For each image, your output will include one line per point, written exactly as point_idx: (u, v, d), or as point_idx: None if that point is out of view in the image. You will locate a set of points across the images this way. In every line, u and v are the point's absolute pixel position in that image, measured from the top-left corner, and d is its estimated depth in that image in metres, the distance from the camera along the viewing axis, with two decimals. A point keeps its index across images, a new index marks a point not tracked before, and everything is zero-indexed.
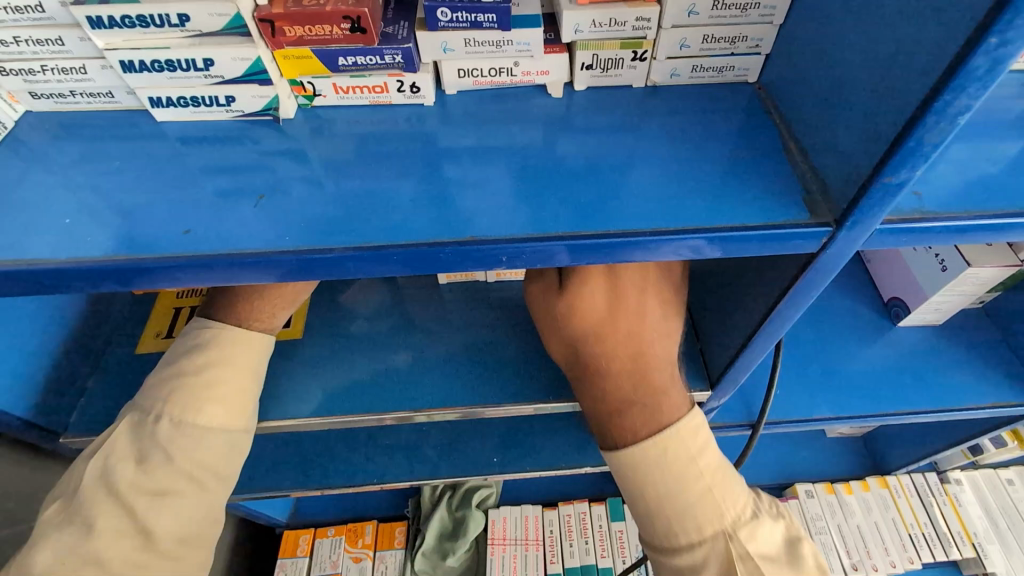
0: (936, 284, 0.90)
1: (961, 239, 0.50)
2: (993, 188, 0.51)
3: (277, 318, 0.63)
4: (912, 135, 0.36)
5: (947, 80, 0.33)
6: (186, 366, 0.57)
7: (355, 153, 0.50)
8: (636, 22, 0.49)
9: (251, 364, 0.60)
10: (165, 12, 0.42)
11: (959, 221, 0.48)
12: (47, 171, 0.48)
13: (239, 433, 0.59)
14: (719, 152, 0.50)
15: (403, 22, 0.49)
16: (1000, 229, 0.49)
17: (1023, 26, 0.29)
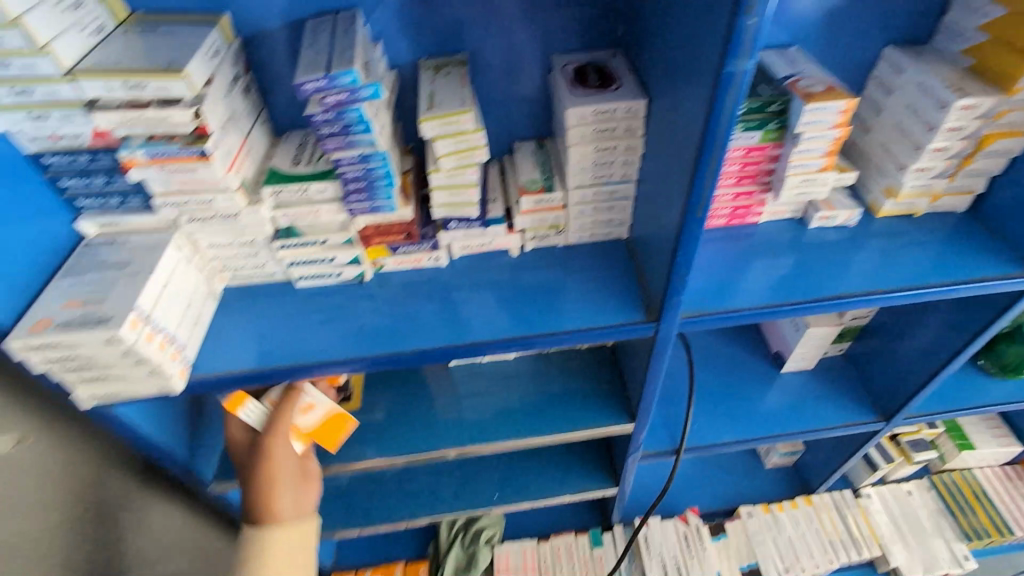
0: (796, 339, 1.30)
1: (740, 321, 0.90)
2: (756, 291, 0.91)
3: (301, 420, 0.92)
4: (671, 285, 0.77)
5: (672, 265, 0.75)
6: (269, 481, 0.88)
7: (405, 295, 0.91)
8: (555, 218, 0.91)
9: (302, 460, 0.92)
10: (318, 238, 0.84)
11: (733, 311, 0.89)
12: (240, 317, 0.87)
13: (309, 507, 0.92)
14: (604, 283, 0.91)
15: (430, 225, 0.90)
16: (761, 316, 0.89)
17: (687, 252, 0.72)
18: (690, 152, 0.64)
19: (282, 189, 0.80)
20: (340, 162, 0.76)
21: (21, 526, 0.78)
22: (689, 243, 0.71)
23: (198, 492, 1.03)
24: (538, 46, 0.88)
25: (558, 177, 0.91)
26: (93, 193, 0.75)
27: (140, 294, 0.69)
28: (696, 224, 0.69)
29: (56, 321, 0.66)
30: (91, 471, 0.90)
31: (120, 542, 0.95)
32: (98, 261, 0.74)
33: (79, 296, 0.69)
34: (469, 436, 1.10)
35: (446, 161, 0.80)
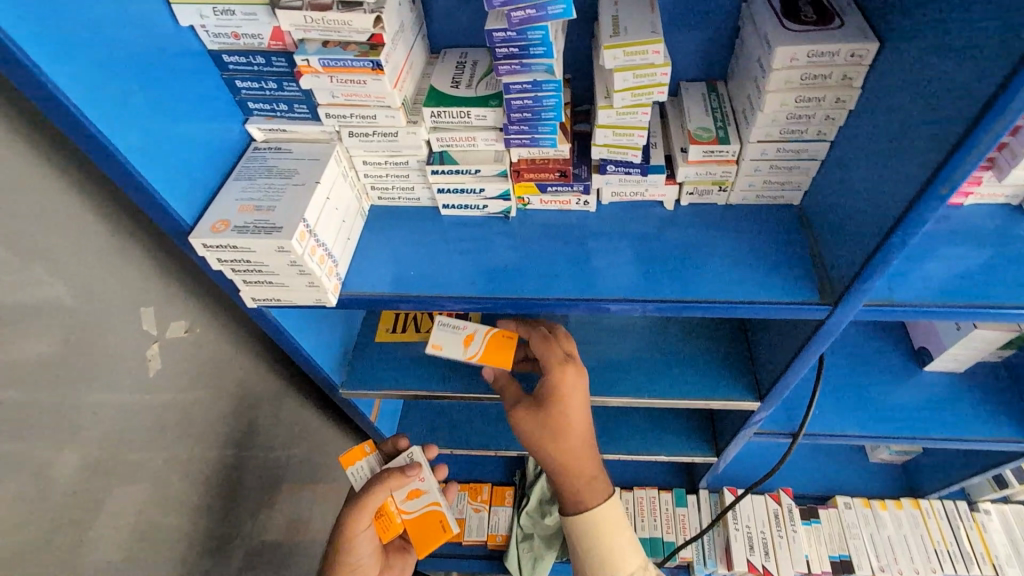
0: (952, 338, 1.14)
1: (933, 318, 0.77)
2: (947, 285, 0.77)
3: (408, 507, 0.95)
4: (868, 270, 0.67)
5: (880, 247, 0.64)
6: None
7: (550, 236, 0.88)
8: (723, 172, 0.82)
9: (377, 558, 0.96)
10: (470, 167, 0.80)
11: (924, 307, 0.75)
12: (384, 238, 0.88)
13: None
14: (770, 254, 0.82)
15: (584, 165, 0.85)
16: (963, 314, 0.75)
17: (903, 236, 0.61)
18: (957, 115, 0.52)
19: (444, 112, 0.76)
20: (510, 88, 0.70)
21: (180, 402, 0.87)
22: (913, 226, 0.60)
23: (324, 390, 1.11)
24: None
25: (733, 127, 0.81)
26: (263, 96, 0.75)
27: (307, 205, 0.69)
28: (933, 205, 0.57)
29: (232, 225, 0.67)
30: (241, 362, 0.98)
31: (255, 427, 1.05)
32: (266, 167, 0.75)
33: (251, 202, 0.70)
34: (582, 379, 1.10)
35: (621, 98, 0.72)
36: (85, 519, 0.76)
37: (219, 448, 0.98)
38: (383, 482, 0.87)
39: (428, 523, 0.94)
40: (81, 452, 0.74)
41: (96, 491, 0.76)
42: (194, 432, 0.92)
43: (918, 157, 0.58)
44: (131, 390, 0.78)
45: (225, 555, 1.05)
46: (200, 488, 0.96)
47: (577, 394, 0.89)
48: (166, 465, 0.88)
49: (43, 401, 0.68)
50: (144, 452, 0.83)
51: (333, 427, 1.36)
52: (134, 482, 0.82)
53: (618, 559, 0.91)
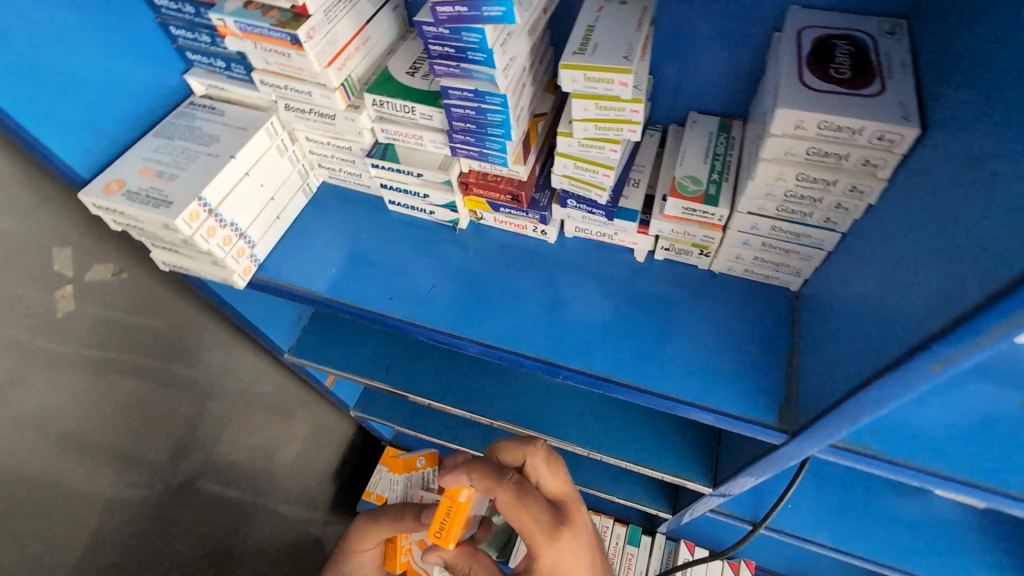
0: None
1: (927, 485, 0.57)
2: (943, 434, 0.58)
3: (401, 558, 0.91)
4: (827, 417, 0.53)
5: (845, 400, 0.49)
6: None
7: (497, 260, 0.78)
8: (704, 236, 0.68)
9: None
10: (410, 170, 0.71)
11: (901, 465, 0.57)
12: (325, 223, 0.81)
13: None
14: (736, 346, 0.69)
15: (547, 191, 0.73)
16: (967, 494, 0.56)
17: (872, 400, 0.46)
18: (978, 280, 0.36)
19: (385, 102, 0.66)
20: (449, 93, 0.58)
21: (111, 345, 0.86)
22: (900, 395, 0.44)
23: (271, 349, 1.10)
24: None
25: (729, 184, 0.66)
26: (200, 49, 0.68)
27: (209, 182, 0.63)
28: (924, 376, 0.41)
29: (126, 188, 0.62)
30: (185, 309, 0.98)
31: (198, 372, 1.06)
32: (190, 128, 0.69)
33: (156, 164, 0.64)
34: (536, 401, 1.09)
35: (581, 128, 0.59)
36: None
37: (159, 391, 0.98)
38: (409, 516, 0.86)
39: None
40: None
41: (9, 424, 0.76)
42: (131, 375, 0.91)
43: (922, 304, 0.42)
44: (50, 330, 0.77)
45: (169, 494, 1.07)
46: (135, 428, 0.96)
47: (567, 569, 0.57)
48: (96, 405, 0.87)
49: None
50: (67, 389, 0.82)
51: (293, 380, 1.36)
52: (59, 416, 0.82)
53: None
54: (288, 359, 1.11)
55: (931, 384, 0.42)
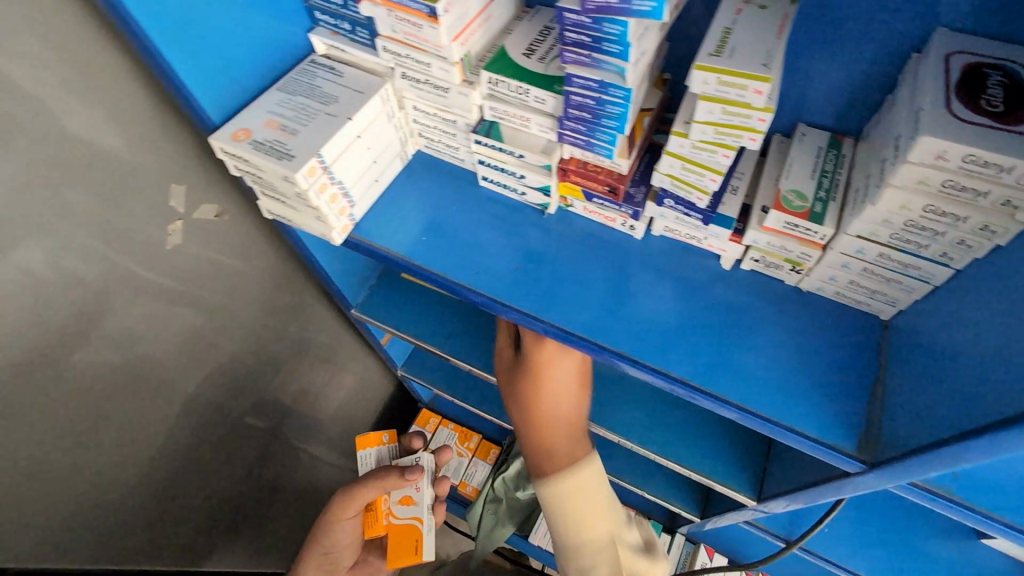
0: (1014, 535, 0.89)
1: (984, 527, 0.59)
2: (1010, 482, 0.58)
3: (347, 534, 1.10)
4: (920, 457, 0.53)
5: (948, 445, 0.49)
6: (319, 558, 1.10)
7: (580, 248, 0.79)
8: (801, 253, 0.67)
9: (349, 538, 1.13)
10: (513, 151, 0.72)
11: (965, 508, 0.58)
12: (417, 191, 0.84)
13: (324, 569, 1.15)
14: (817, 367, 0.68)
15: (643, 187, 0.73)
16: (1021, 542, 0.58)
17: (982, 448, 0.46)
18: None
19: (501, 82, 0.67)
20: (572, 80, 0.59)
21: (205, 282, 0.92)
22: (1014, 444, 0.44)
23: (339, 302, 1.15)
24: (925, 9, 0.57)
25: (837, 204, 0.65)
26: (330, 10, 0.70)
27: (329, 140, 0.65)
28: None
29: (253, 137, 0.65)
30: (270, 255, 1.03)
31: (271, 315, 1.12)
32: (311, 86, 0.71)
33: (280, 117, 0.67)
34: None
35: (700, 130, 0.59)
36: (104, 362, 0.81)
37: (236, 329, 1.04)
38: (387, 479, 1.10)
39: (404, 538, 1.17)
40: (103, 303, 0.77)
41: (116, 342, 0.82)
42: (216, 310, 0.97)
43: None
44: (157, 257, 0.82)
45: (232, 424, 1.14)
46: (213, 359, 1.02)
47: (554, 369, 0.83)
48: (186, 334, 0.93)
49: (76, 249, 0.71)
50: (166, 319, 0.88)
51: (349, 335, 1.42)
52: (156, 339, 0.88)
53: (587, 526, 0.85)
54: (355, 314, 1.16)
55: None
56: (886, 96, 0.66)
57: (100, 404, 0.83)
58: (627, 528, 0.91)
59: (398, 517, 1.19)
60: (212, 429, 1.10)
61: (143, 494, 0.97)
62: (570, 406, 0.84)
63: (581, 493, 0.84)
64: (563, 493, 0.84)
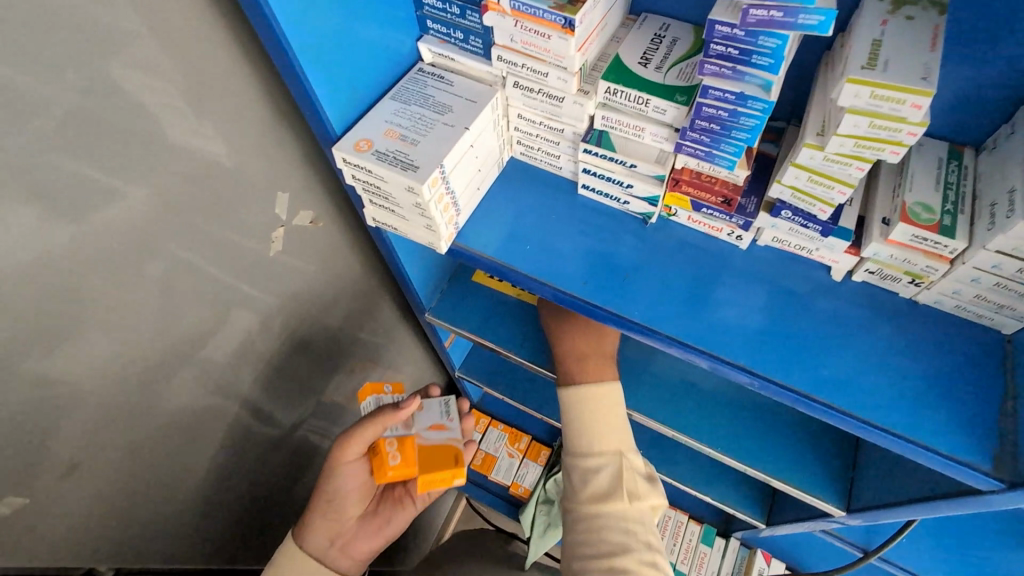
0: None
1: None
2: None
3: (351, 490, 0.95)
4: None
5: None
6: (321, 504, 0.95)
7: (681, 255, 0.79)
8: (925, 266, 0.66)
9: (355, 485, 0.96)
10: (625, 160, 0.71)
11: None
12: (514, 197, 0.84)
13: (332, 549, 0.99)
14: (938, 382, 0.67)
15: (754, 197, 0.72)
16: None
17: None
18: None
19: (621, 92, 0.67)
20: (706, 92, 0.59)
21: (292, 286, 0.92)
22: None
23: (412, 306, 1.16)
24: None
25: (965, 217, 0.64)
26: (444, 20, 0.70)
27: (450, 150, 0.65)
28: None
29: (374, 148, 0.66)
30: (351, 259, 1.03)
31: (346, 318, 1.12)
32: (424, 95, 0.72)
33: (398, 127, 0.68)
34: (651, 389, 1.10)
35: (839, 143, 0.58)
36: (202, 367, 0.83)
37: (313, 332, 1.05)
38: (378, 417, 0.86)
39: (441, 455, 0.90)
40: (206, 312, 0.79)
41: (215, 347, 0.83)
42: (298, 313, 0.98)
43: None
44: (254, 265, 0.83)
45: (300, 426, 1.15)
46: (290, 362, 1.04)
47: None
48: (271, 336, 0.95)
49: (188, 259, 0.72)
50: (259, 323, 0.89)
51: (410, 335, 1.42)
52: (245, 343, 0.89)
53: (597, 432, 0.91)
54: (427, 318, 1.16)
55: None
56: (1019, 106, 0.64)
57: (195, 408, 0.85)
58: (640, 456, 0.92)
59: (428, 437, 0.92)
60: (284, 430, 1.11)
61: (211, 493, 0.97)
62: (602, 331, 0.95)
63: (599, 397, 0.91)
64: (577, 397, 0.92)
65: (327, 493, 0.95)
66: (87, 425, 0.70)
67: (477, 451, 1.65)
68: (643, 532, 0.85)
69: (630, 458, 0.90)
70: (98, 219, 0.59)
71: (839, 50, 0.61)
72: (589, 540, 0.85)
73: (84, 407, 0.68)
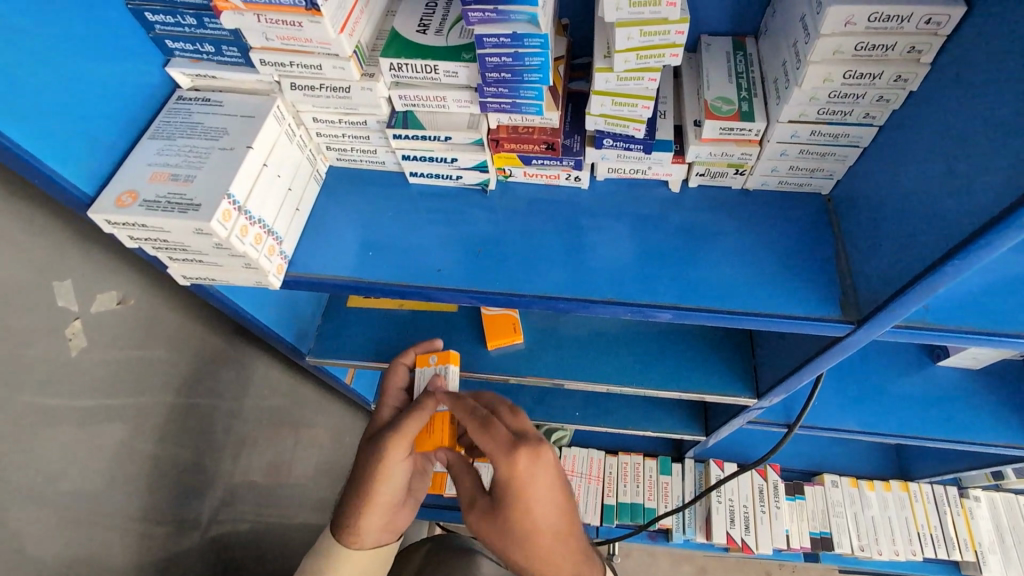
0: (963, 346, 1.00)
1: (963, 344, 0.63)
2: (961, 299, 0.64)
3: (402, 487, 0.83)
4: (898, 300, 0.57)
5: (921, 277, 0.53)
6: (364, 507, 0.82)
7: (529, 213, 0.77)
8: (741, 154, 0.69)
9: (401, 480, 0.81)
10: (438, 135, 0.67)
11: (941, 331, 0.63)
12: (342, 207, 0.77)
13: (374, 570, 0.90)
14: (785, 255, 0.71)
15: (577, 136, 0.72)
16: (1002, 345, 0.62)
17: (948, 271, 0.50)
18: None
19: (405, 65, 0.62)
20: (483, 41, 0.56)
21: (130, 380, 0.79)
22: (981, 254, 0.49)
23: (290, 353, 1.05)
24: None
25: (759, 99, 0.67)
26: (183, 35, 0.61)
27: (233, 176, 0.57)
28: (1012, 235, 0.46)
29: (141, 198, 0.56)
30: (197, 328, 0.91)
31: (221, 392, 0.99)
32: (190, 125, 0.62)
33: (166, 168, 0.58)
34: (561, 350, 1.09)
35: (623, 59, 0.58)
36: (42, 514, 0.68)
37: (186, 422, 0.92)
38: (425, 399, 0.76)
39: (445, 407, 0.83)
40: (15, 449, 0.65)
41: (49, 480, 0.69)
42: (156, 409, 0.85)
43: (1005, 168, 0.46)
44: (67, 374, 0.69)
45: (212, 526, 1.01)
46: (170, 464, 0.90)
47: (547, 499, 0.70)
48: (128, 446, 0.80)
49: None
50: (100, 435, 0.76)
51: (307, 385, 1.31)
52: (93, 464, 0.75)
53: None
54: (311, 361, 1.07)
55: (1015, 240, 0.47)
56: None
57: (52, 558, 0.70)
58: None
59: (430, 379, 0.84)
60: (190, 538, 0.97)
61: None
62: (563, 518, 0.72)
63: None
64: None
65: (376, 500, 0.81)
66: None
67: None
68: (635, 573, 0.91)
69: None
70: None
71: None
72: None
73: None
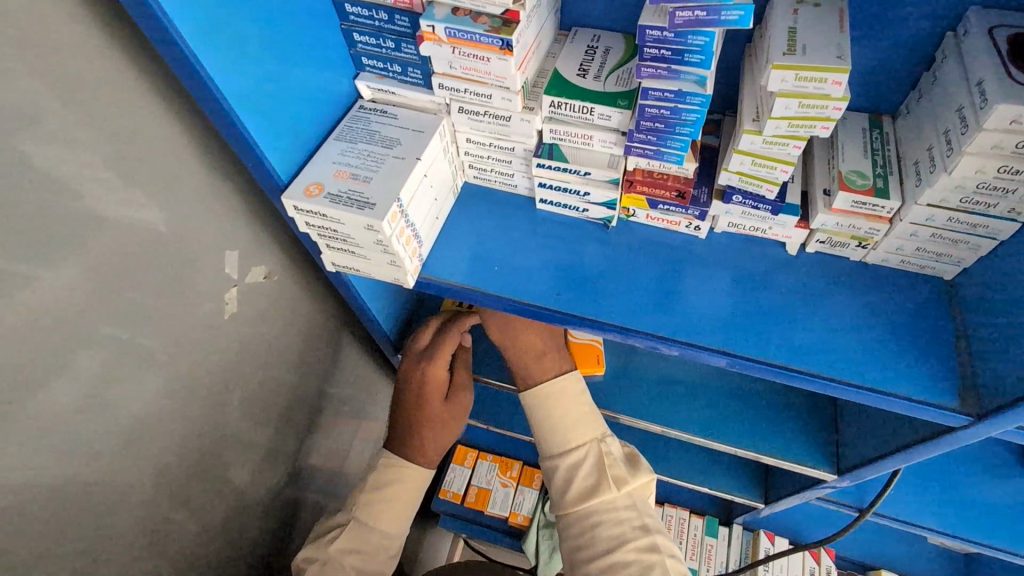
0: None
1: None
2: None
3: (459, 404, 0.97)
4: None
5: None
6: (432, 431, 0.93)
7: (644, 253, 0.80)
8: (868, 228, 0.71)
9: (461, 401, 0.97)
10: (579, 169, 0.73)
11: None
12: (472, 221, 0.83)
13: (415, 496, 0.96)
14: (900, 334, 0.71)
15: (705, 188, 0.76)
16: None
17: None
18: None
19: (565, 104, 0.68)
20: (648, 94, 0.62)
21: (256, 347, 0.87)
22: None
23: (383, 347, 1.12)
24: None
25: (896, 178, 0.69)
26: (380, 55, 0.71)
27: (404, 183, 0.64)
28: None
29: (327, 191, 0.64)
30: (313, 309, 0.99)
31: (317, 371, 1.07)
32: (370, 132, 0.71)
33: (348, 168, 0.66)
34: (637, 389, 1.11)
35: (775, 126, 0.62)
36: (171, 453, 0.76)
37: (286, 393, 1.00)
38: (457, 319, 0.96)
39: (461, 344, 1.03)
40: (166, 392, 0.73)
41: (181, 424, 0.77)
42: (268, 378, 0.93)
43: None
44: (213, 333, 0.77)
45: (284, 496, 1.08)
46: (265, 429, 0.97)
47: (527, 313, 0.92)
48: (241, 406, 0.88)
49: (144, 339, 0.67)
50: (225, 392, 0.84)
51: (382, 379, 1.37)
52: (214, 417, 0.83)
53: (567, 430, 0.89)
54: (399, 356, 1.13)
55: None
56: (918, 74, 0.71)
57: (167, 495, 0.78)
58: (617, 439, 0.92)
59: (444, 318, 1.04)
60: (266, 503, 1.03)
61: None
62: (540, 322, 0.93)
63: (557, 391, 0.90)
64: (536, 396, 0.91)
65: (439, 421, 0.94)
66: (34, 545, 0.61)
67: (469, 488, 1.60)
68: (637, 514, 0.84)
69: (608, 443, 0.90)
70: (17, 310, 0.53)
71: (760, 41, 0.66)
72: (584, 541, 0.84)
73: (25, 526, 0.60)
